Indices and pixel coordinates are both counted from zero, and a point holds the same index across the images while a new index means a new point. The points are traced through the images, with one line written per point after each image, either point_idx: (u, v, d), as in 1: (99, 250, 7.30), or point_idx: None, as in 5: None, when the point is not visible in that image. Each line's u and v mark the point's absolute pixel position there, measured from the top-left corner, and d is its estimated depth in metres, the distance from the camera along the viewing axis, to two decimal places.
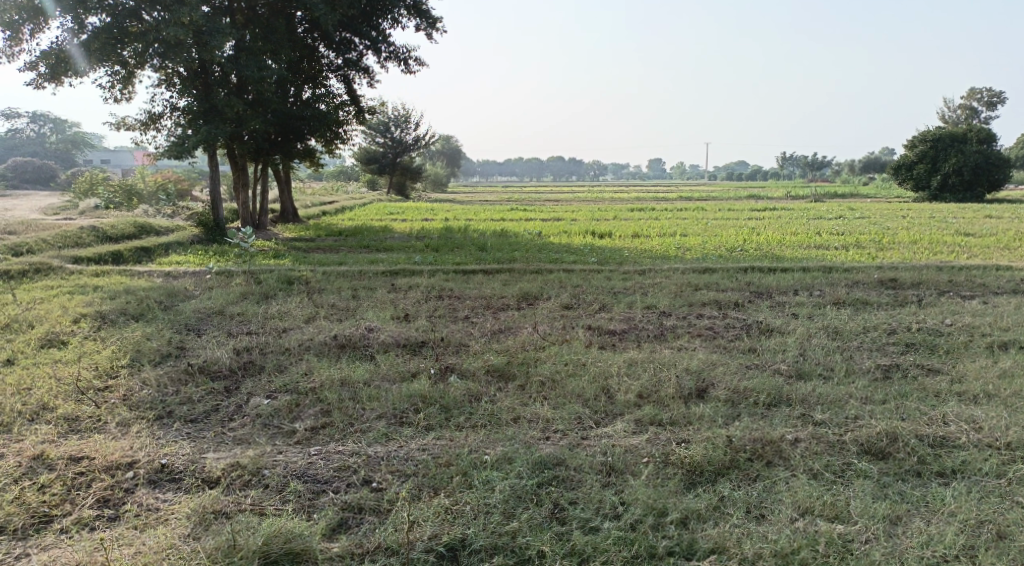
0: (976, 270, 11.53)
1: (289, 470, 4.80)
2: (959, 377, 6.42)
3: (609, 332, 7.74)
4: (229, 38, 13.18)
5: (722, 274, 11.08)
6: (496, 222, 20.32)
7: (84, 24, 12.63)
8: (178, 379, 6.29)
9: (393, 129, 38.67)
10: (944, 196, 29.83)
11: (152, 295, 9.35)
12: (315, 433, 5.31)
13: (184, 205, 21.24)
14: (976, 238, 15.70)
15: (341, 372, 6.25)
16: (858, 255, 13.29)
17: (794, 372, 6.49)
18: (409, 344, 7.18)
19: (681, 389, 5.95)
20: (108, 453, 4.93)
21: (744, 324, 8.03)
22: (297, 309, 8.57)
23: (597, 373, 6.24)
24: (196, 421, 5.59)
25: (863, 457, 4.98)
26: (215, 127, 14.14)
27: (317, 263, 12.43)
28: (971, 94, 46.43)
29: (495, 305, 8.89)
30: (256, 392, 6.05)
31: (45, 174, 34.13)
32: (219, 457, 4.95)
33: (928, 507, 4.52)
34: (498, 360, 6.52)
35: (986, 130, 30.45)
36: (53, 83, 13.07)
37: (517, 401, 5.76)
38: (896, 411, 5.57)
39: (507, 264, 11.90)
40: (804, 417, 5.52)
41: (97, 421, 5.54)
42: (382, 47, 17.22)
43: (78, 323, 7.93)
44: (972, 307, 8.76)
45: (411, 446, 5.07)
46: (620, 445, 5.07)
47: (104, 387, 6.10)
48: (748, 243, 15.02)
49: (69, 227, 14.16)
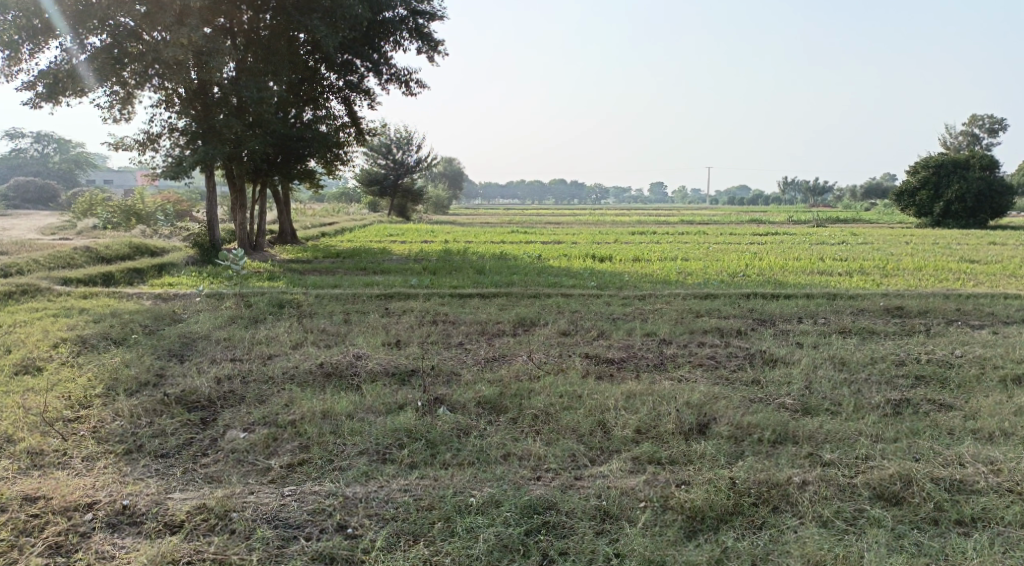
0: (984, 299, 11.23)
1: (259, 513, 4.49)
2: (973, 413, 6.09)
3: (606, 361, 7.44)
4: (228, 59, 12.92)
5: (724, 300, 10.80)
6: (496, 245, 20.10)
7: (84, 44, 12.42)
8: (153, 410, 5.96)
9: (394, 151, 38.25)
10: (947, 222, 29.61)
11: (137, 319, 9.04)
12: (291, 470, 5.00)
13: (181, 225, 21.04)
14: (981, 265, 15.40)
15: (323, 403, 5.92)
16: (862, 281, 13.04)
17: (799, 407, 6.18)
18: (398, 372, 6.87)
19: (680, 424, 5.62)
20: (67, 493, 4.63)
21: (747, 354, 7.72)
22: (286, 334, 8.27)
23: (592, 406, 5.92)
24: (168, 455, 5.27)
25: (876, 503, 4.65)
26: (211, 147, 13.92)
27: (311, 285, 12.19)
28: (973, 120, 46.38)
29: (489, 331, 8.59)
30: (234, 424, 5.73)
31: (46, 194, 33.95)
32: (186, 498, 4.64)
33: (948, 560, 4.20)
34: (490, 392, 6.20)
35: (988, 156, 30.14)
36: (50, 102, 12.78)
37: (508, 436, 5.43)
38: (909, 451, 5.26)
39: (504, 288, 11.61)
40: (812, 457, 5.19)
41: (62, 455, 5.24)
42: (382, 69, 17.09)
43: (57, 348, 7.62)
44: (982, 338, 8.43)
45: (392, 486, 4.75)
46: (616, 486, 4.74)
47: (74, 419, 5.79)
48: (750, 268, 14.73)
49: (62, 247, 13.92)
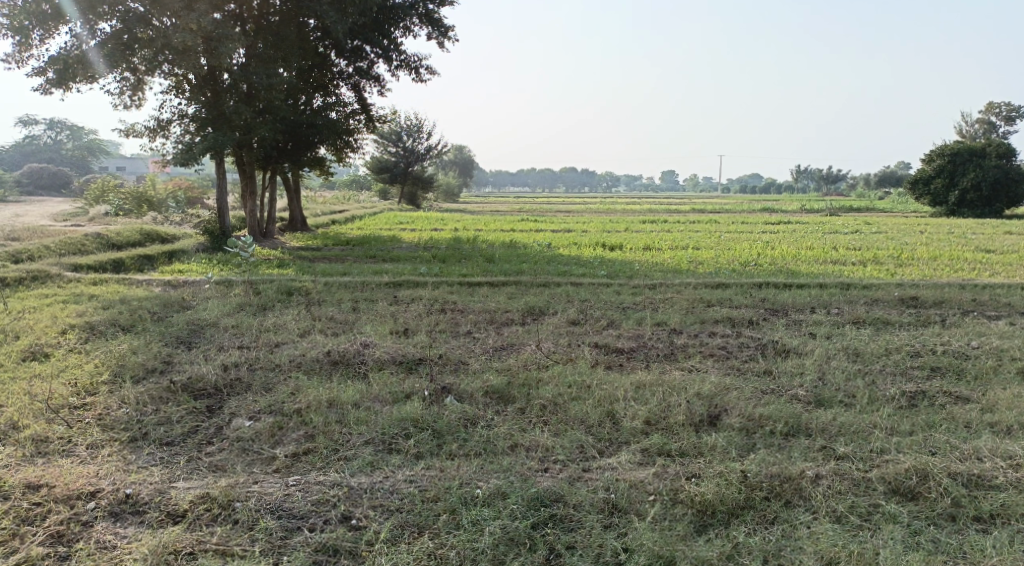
0: (1001, 289, 11.05)
1: (262, 503, 4.46)
2: (990, 406, 5.97)
3: (616, 351, 7.34)
4: (237, 45, 12.81)
5: (736, 289, 10.68)
6: (506, 233, 19.99)
7: (95, 30, 12.34)
8: (159, 397, 5.92)
9: (404, 138, 38.33)
10: (962, 211, 29.26)
11: (146, 305, 9.00)
12: (296, 460, 4.95)
13: (192, 212, 21.02)
14: (997, 255, 15.18)
15: (329, 392, 5.86)
16: (876, 271, 12.89)
17: (812, 399, 6.07)
18: (405, 361, 6.80)
19: (691, 416, 5.53)
20: (70, 482, 4.61)
21: (759, 344, 7.62)
22: (293, 322, 8.22)
23: (601, 396, 5.83)
24: (173, 443, 5.23)
25: (891, 498, 4.55)
26: (221, 134, 13.84)
27: (320, 273, 12.11)
28: (989, 108, 45.79)
29: (498, 320, 8.51)
30: (239, 412, 5.67)
31: (59, 180, 34.03)
32: (190, 487, 4.62)
33: (967, 558, 4.10)
34: (498, 382, 6.13)
35: (1005, 145, 29.70)
36: (60, 88, 12.69)
37: (515, 427, 5.36)
38: (924, 444, 5.15)
39: (514, 277, 11.52)
40: (826, 450, 5.09)
41: (67, 442, 5.21)
42: (392, 55, 16.96)
43: (64, 334, 7.59)
44: (999, 329, 8.28)
45: (398, 477, 4.69)
46: (625, 479, 4.66)
47: (80, 405, 5.76)
48: (762, 257, 14.58)
49: (73, 233, 13.91)
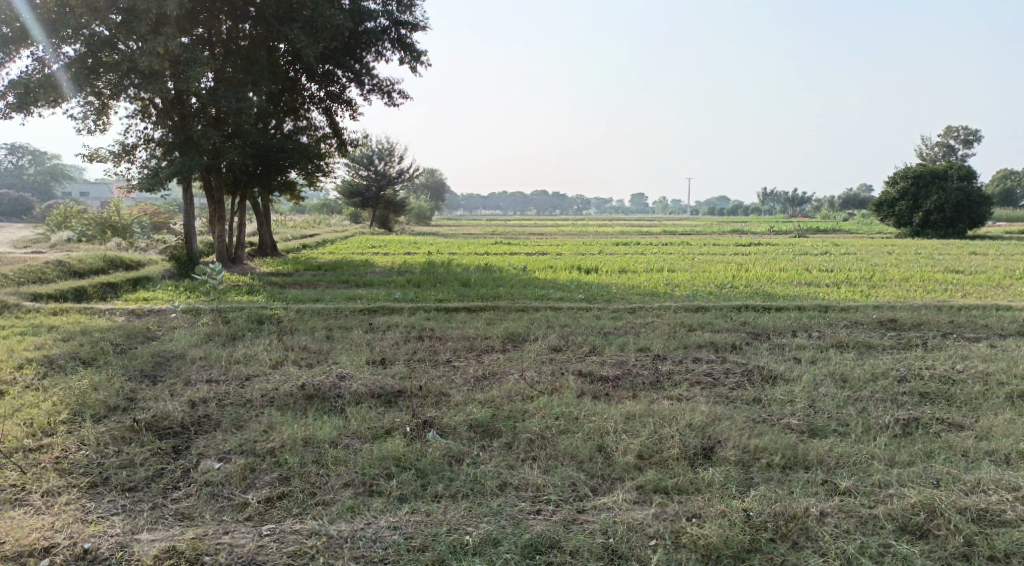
0: (976, 310, 11.06)
1: (234, 557, 4.19)
2: (985, 433, 5.84)
3: (600, 379, 7.12)
4: (206, 69, 12.49)
5: (716, 312, 10.55)
6: (480, 257, 19.72)
7: (58, 54, 11.92)
8: (122, 437, 5.54)
9: (375, 162, 37.91)
10: (926, 232, 29.66)
11: (108, 337, 8.57)
12: (270, 505, 4.65)
13: (159, 239, 20.47)
14: (965, 275, 15.28)
15: (305, 429, 5.51)
16: (850, 293, 12.89)
17: (806, 428, 5.89)
18: (384, 394, 6.50)
19: (684, 449, 5.30)
20: (22, 537, 4.31)
21: (744, 369, 7.44)
22: (265, 353, 7.86)
23: (591, 429, 5.57)
24: (136, 489, 4.89)
25: (901, 537, 4.38)
26: (190, 158, 13.48)
27: (292, 299, 11.77)
28: (947, 132, 46.86)
29: (477, 348, 8.24)
30: (208, 452, 5.32)
31: (20, 206, 33.15)
32: (153, 540, 4.32)
33: None
34: (482, 414, 5.84)
35: (966, 167, 30.26)
36: (20, 113, 12.25)
37: (503, 464, 5.08)
38: (926, 476, 4.98)
39: (491, 301, 11.30)
40: (827, 485, 4.90)
41: (20, 490, 4.84)
42: (365, 79, 16.73)
43: (21, 369, 7.16)
44: (981, 352, 8.20)
45: (381, 523, 4.42)
46: (622, 520, 4.44)
47: (36, 448, 5.37)
48: (737, 279, 14.52)
49: (33, 261, 13.40)
